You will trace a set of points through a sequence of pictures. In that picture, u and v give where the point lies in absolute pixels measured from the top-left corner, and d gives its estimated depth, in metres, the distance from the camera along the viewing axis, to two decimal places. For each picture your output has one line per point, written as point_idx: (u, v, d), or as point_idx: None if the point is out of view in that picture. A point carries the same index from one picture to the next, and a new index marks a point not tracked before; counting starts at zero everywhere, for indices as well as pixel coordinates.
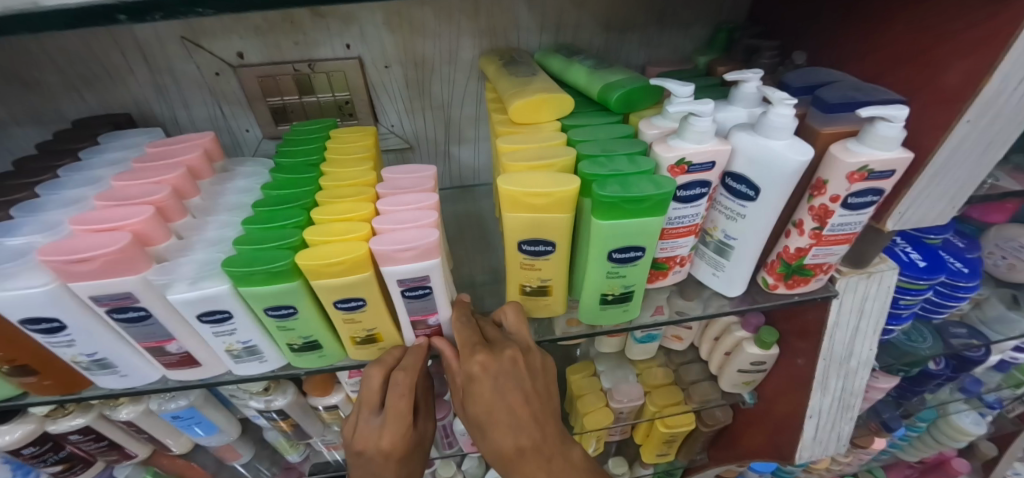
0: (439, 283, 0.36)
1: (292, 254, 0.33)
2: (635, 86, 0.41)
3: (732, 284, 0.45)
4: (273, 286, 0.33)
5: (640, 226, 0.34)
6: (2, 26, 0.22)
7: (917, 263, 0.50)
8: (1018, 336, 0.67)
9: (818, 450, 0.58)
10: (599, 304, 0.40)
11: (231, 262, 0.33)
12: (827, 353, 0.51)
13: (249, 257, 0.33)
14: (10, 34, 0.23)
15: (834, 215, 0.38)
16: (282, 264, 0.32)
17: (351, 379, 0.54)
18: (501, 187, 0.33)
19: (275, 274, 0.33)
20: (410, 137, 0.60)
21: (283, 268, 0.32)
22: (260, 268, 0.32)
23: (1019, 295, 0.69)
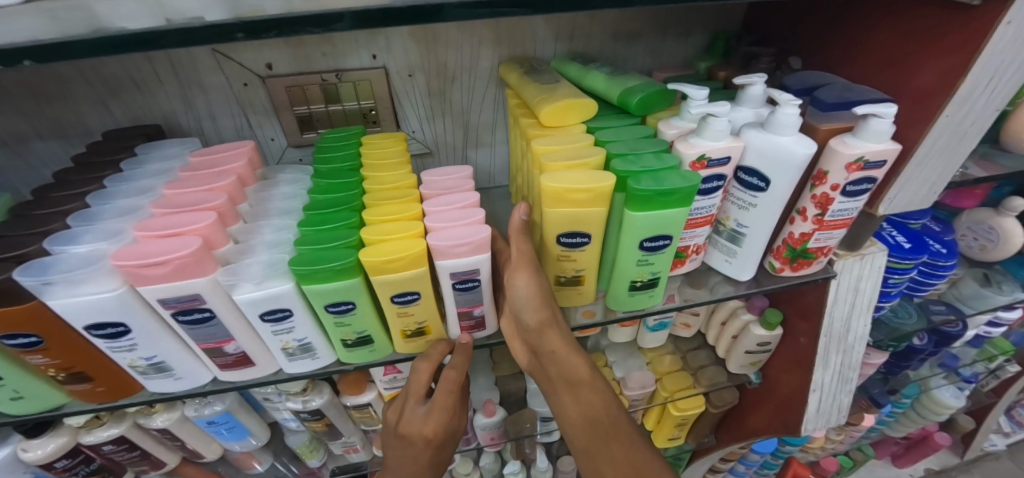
0: (486, 276, 0.39)
1: (353, 252, 0.36)
2: (652, 91, 0.45)
3: (743, 269, 0.49)
4: (336, 282, 0.36)
5: (669, 216, 0.38)
6: (135, 42, 0.26)
7: (903, 245, 0.55)
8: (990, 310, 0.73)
9: (820, 422, 0.62)
10: (628, 291, 0.44)
11: (296, 262, 0.35)
12: (827, 330, 0.55)
13: (314, 256, 0.35)
14: (139, 50, 0.26)
15: (834, 202, 0.42)
16: (346, 262, 0.35)
17: (385, 376, 0.55)
18: (545, 184, 0.37)
19: (339, 271, 0.35)
20: (430, 142, 0.63)
21: (347, 265, 0.35)
22: (326, 266, 0.34)
23: (990, 273, 0.75)
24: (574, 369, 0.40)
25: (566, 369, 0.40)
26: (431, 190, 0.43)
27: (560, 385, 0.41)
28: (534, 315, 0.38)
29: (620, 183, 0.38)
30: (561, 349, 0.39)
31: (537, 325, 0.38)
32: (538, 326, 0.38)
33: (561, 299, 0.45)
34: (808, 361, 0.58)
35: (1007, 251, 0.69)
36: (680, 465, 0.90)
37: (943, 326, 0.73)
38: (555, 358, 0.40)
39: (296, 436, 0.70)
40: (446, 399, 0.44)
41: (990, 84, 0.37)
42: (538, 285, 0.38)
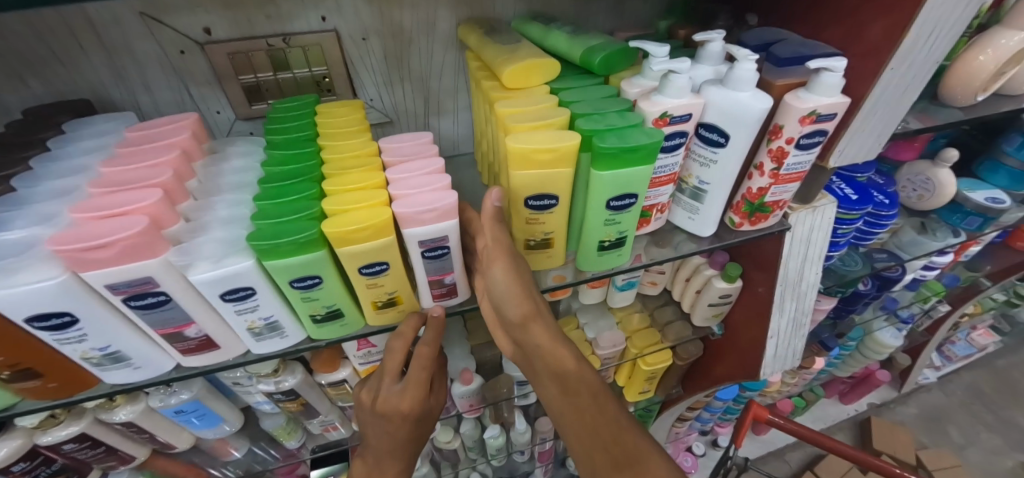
0: (456, 243, 0.38)
1: (316, 224, 0.35)
2: (615, 49, 0.45)
3: (704, 224, 0.51)
4: (300, 256, 0.34)
5: (634, 174, 0.38)
6: None
7: (850, 196, 0.59)
8: (925, 255, 0.79)
9: (777, 364, 0.67)
10: (597, 251, 0.44)
11: (255, 236, 0.34)
12: (782, 280, 0.59)
13: (273, 229, 0.34)
14: None
15: (789, 156, 0.44)
16: (309, 234, 0.34)
17: (358, 352, 0.55)
18: (511, 146, 0.36)
19: (303, 244, 0.34)
20: (390, 111, 0.61)
21: (310, 237, 0.34)
22: (287, 239, 0.33)
23: (925, 222, 0.81)
24: (560, 361, 0.38)
25: (552, 361, 0.38)
26: (393, 158, 0.41)
27: (545, 375, 0.39)
28: (516, 308, 0.37)
29: (585, 143, 0.38)
30: (547, 341, 0.38)
31: (520, 318, 0.38)
32: (521, 318, 0.37)
33: (532, 262, 0.45)
34: (765, 310, 0.62)
35: (941, 200, 0.75)
36: (650, 416, 0.95)
37: (885, 271, 0.79)
38: (540, 350, 0.38)
39: (272, 419, 0.69)
40: (422, 374, 0.44)
41: (931, 36, 0.39)
42: (516, 273, 0.38)
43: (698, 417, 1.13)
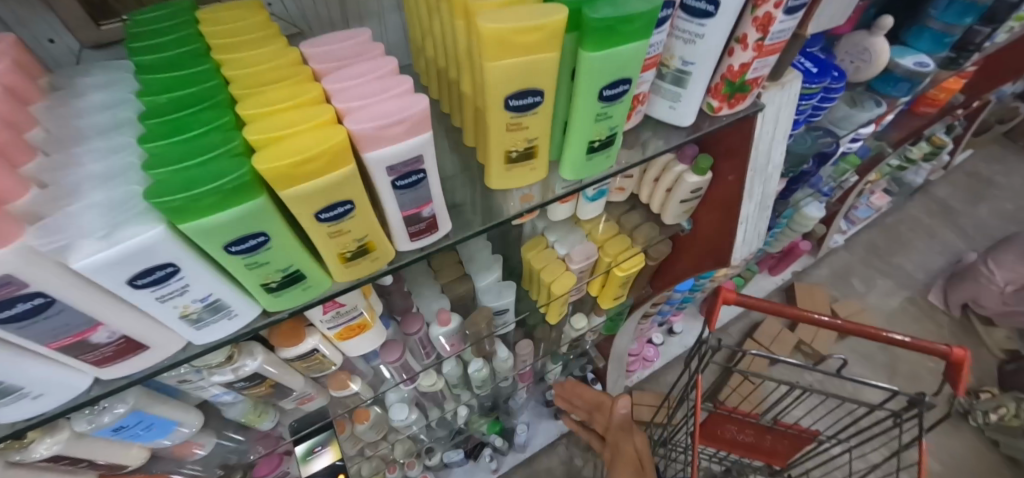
0: (431, 163, 0.31)
1: (245, 161, 0.26)
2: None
3: (685, 113, 0.47)
4: (232, 208, 0.26)
5: (629, 55, 0.32)
6: None
7: (811, 70, 0.58)
8: (855, 127, 0.84)
9: (745, 249, 0.69)
10: (587, 154, 0.40)
11: (159, 192, 0.24)
12: (753, 165, 0.58)
13: (184, 180, 0.24)
14: None
15: (775, 23, 0.40)
16: (241, 174, 0.25)
17: (325, 316, 0.48)
18: (483, 29, 0.28)
19: (233, 191, 0.25)
20: (298, 20, 0.48)
21: (244, 179, 0.25)
22: (209, 188, 0.24)
23: (855, 96, 0.85)
24: None
25: None
26: (324, 65, 0.32)
27: None
28: None
29: (571, 20, 0.31)
30: None
31: None
32: None
33: (514, 177, 0.40)
34: (735, 198, 0.62)
35: (874, 69, 0.77)
36: (620, 320, 0.99)
37: (825, 148, 0.83)
38: None
39: (235, 407, 0.61)
40: None
41: None
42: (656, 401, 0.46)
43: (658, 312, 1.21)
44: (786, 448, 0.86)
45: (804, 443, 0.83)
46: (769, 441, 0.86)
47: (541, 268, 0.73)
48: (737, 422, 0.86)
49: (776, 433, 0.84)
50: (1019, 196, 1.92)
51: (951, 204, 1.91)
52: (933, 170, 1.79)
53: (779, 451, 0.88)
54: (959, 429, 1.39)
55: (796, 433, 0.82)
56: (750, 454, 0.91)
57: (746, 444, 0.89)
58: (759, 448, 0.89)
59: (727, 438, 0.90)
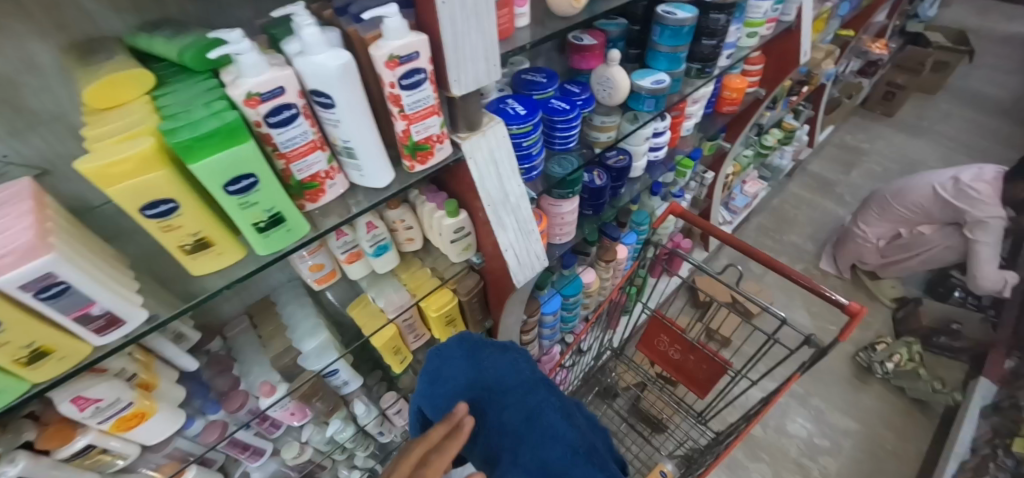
0: (76, 273, 0.38)
1: None
2: (202, 44, 0.44)
3: (377, 175, 0.54)
4: None
5: (239, 158, 0.40)
6: None
7: (518, 113, 0.65)
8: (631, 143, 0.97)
9: (531, 271, 0.76)
10: (259, 234, 0.47)
11: None
12: (489, 200, 0.64)
13: None
14: None
15: (401, 97, 0.48)
16: None
17: (85, 412, 0.51)
18: (79, 167, 0.35)
19: None
20: (37, 161, 0.54)
21: None
22: None
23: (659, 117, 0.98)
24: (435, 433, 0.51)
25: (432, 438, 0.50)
26: None
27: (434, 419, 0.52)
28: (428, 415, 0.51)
29: (171, 146, 0.38)
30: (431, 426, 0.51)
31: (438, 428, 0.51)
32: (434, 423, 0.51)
33: (203, 260, 0.48)
34: (490, 229, 0.68)
35: (612, 104, 0.88)
36: None
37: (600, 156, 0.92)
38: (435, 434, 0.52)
39: None
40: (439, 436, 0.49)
41: None
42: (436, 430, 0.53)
43: (541, 337, 1.24)
44: (704, 375, 0.99)
45: (718, 370, 0.95)
46: (691, 362, 1.00)
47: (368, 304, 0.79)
48: (667, 332, 1.02)
49: (696, 352, 0.98)
50: (887, 159, 2.10)
51: (828, 176, 2.07)
52: (797, 151, 1.93)
53: (698, 376, 1.00)
54: (868, 385, 1.50)
55: (709, 357, 0.95)
56: (674, 371, 1.05)
57: (674, 360, 1.04)
58: (682, 367, 1.03)
59: (661, 349, 1.06)
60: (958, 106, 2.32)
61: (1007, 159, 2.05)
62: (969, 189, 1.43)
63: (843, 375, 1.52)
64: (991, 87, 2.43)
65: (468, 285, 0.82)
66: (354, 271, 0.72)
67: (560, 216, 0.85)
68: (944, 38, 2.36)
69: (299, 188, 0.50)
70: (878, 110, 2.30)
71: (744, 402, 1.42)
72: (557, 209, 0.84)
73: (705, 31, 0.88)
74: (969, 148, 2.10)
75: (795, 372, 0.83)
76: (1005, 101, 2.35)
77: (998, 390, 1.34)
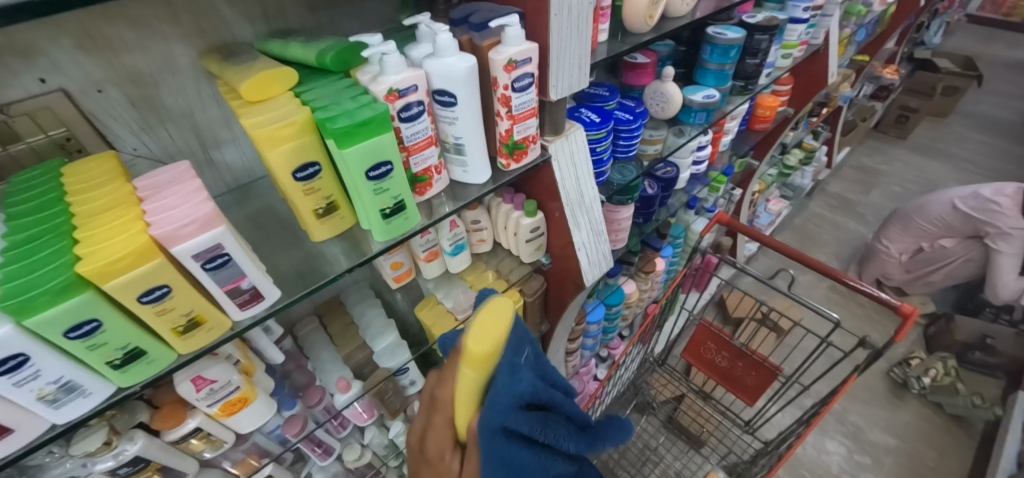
0: (234, 247, 0.42)
1: (71, 268, 0.35)
2: (342, 47, 0.49)
3: (478, 172, 0.58)
4: (63, 305, 0.34)
5: (382, 145, 0.45)
6: None
7: (593, 120, 0.70)
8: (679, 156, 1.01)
9: (598, 270, 0.78)
10: (383, 219, 0.50)
11: (3, 299, 0.32)
12: (567, 200, 0.68)
13: (22, 286, 0.33)
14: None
15: (512, 98, 0.53)
16: (63, 278, 0.34)
17: (199, 392, 0.53)
18: (252, 131, 0.43)
19: (61, 291, 0.34)
20: (161, 156, 0.58)
21: (66, 281, 0.34)
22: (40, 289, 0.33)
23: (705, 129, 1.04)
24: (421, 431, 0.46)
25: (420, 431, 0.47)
26: (144, 195, 0.42)
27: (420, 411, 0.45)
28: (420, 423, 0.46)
29: (330, 133, 0.42)
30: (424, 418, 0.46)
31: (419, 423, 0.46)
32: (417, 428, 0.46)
33: (329, 228, 0.53)
34: (565, 229, 0.71)
35: (663, 118, 0.93)
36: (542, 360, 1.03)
37: (652, 168, 0.96)
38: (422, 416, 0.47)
39: None
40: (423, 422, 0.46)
41: None
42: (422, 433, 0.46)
43: (584, 348, 1.25)
44: (753, 381, 1.00)
45: (768, 376, 0.96)
46: (740, 369, 1.02)
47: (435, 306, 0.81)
48: (715, 340, 1.03)
49: (745, 359, 0.99)
50: (905, 180, 2.15)
51: (848, 196, 2.12)
52: (817, 171, 1.98)
53: (748, 384, 1.01)
54: (905, 401, 1.49)
55: (759, 363, 0.96)
56: (723, 379, 1.06)
57: (722, 368, 1.05)
58: (732, 375, 1.04)
59: (708, 358, 1.07)
60: (971, 129, 2.39)
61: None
62: (993, 202, 1.45)
63: (880, 392, 1.52)
64: (1002, 111, 2.51)
65: (533, 286, 0.84)
66: (429, 270, 0.75)
67: (618, 222, 0.89)
68: (953, 64, 2.45)
69: (412, 181, 0.54)
70: (892, 132, 2.37)
71: (784, 418, 1.41)
72: (616, 215, 0.87)
73: (749, 52, 0.94)
74: (985, 170, 2.16)
75: (851, 374, 0.84)
76: (1017, 125, 2.42)
77: None
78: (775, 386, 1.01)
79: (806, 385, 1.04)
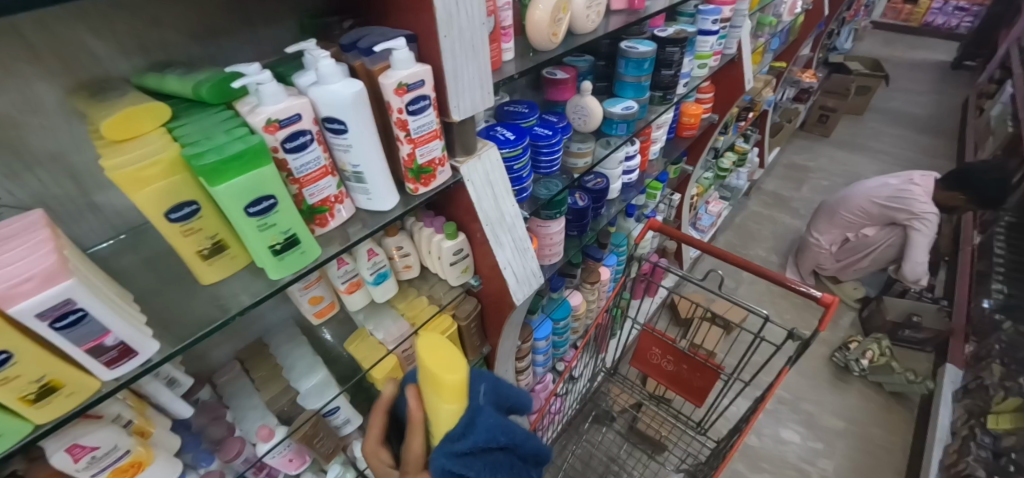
0: (90, 300, 0.38)
1: None
2: (220, 79, 0.46)
3: (383, 198, 0.56)
4: None
5: (260, 179, 0.42)
6: None
7: (507, 138, 0.70)
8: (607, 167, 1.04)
9: (528, 287, 0.77)
10: (274, 256, 0.47)
11: None
12: (486, 219, 0.67)
13: None
14: None
15: (408, 122, 0.52)
16: None
17: (79, 463, 0.47)
18: (112, 174, 0.39)
19: None
20: (32, 204, 0.53)
21: None
22: None
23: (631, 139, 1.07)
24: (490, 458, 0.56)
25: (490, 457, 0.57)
26: None
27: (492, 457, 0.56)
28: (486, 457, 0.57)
29: (197, 170, 0.40)
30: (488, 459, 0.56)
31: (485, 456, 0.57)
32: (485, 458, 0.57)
33: (216, 268, 0.50)
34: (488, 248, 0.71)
35: (586, 132, 0.94)
36: None
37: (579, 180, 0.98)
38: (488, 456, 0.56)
39: None
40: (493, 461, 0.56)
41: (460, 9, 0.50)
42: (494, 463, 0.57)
43: (536, 365, 1.23)
44: (699, 382, 1.01)
45: (712, 375, 0.98)
46: (685, 371, 1.03)
47: (365, 337, 0.77)
48: (659, 345, 1.05)
49: (689, 361, 1.01)
50: (831, 174, 2.30)
51: (782, 193, 2.24)
52: (751, 172, 2.09)
53: (695, 385, 1.03)
54: (849, 384, 1.56)
55: (702, 364, 0.98)
56: (671, 383, 1.07)
57: (669, 372, 1.06)
58: (678, 378, 1.05)
59: (655, 363, 1.08)
60: (884, 124, 2.60)
61: (932, 167, 2.30)
62: (905, 190, 1.61)
63: (825, 377, 1.58)
64: (909, 106, 2.75)
65: (466, 309, 0.83)
66: (352, 302, 0.72)
67: (549, 237, 0.89)
68: (862, 66, 2.68)
69: (309, 213, 0.52)
70: (817, 131, 2.55)
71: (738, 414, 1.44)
72: (546, 230, 0.88)
73: (664, 63, 0.98)
74: (900, 160, 2.34)
75: (785, 366, 0.87)
76: (922, 117, 2.66)
77: (964, 374, 1.44)
78: (720, 385, 1.03)
79: (746, 378, 1.07)
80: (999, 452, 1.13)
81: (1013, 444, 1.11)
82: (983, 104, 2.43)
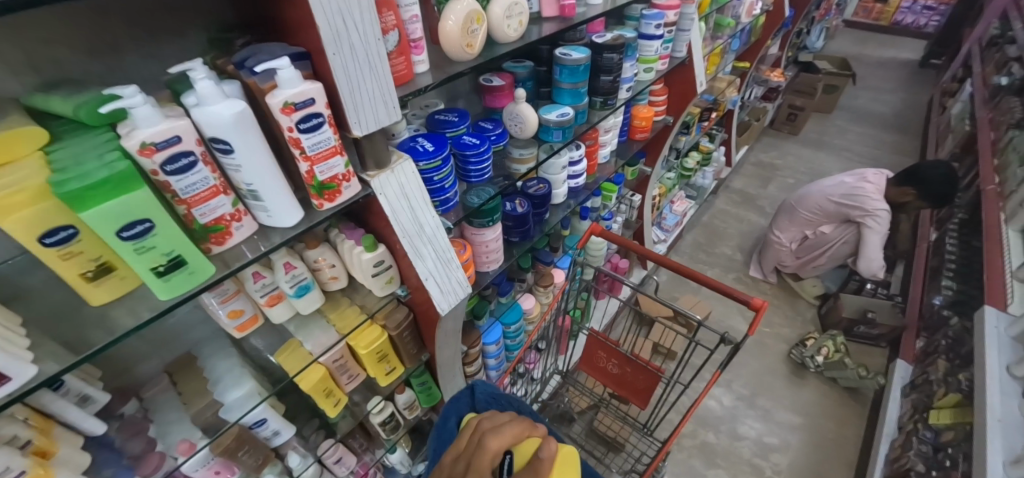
0: None
1: None
2: (98, 101, 0.46)
3: (284, 215, 0.57)
4: None
5: (132, 204, 0.42)
6: None
7: (425, 149, 0.70)
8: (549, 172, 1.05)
9: (455, 297, 0.78)
10: (158, 277, 0.48)
11: None
12: (403, 232, 0.68)
13: None
14: None
15: (301, 140, 0.52)
16: None
17: None
18: None
19: None
20: None
21: None
22: None
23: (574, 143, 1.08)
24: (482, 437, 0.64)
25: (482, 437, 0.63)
26: None
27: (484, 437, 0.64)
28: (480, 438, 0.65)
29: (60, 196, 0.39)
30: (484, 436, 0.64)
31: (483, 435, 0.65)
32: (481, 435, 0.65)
33: (102, 288, 0.50)
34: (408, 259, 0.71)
35: (525, 137, 0.94)
36: (435, 387, 1.01)
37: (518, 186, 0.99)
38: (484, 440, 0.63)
39: None
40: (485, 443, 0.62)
41: (349, 27, 0.50)
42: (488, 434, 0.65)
43: (488, 368, 1.24)
44: (641, 385, 1.03)
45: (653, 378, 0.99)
46: (629, 374, 1.04)
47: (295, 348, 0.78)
48: (605, 348, 1.06)
49: (632, 364, 1.02)
50: (797, 171, 2.33)
51: (749, 191, 2.26)
52: (717, 171, 2.11)
53: (638, 388, 1.04)
54: (805, 380, 1.59)
55: (643, 366, 0.99)
56: (616, 385, 1.08)
57: (614, 375, 1.08)
58: (623, 381, 1.07)
59: (602, 367, 1.09)
60: (851, 122, 2.64)
61: (895, 164, 2.34)
62: (858, 188, 1.63)
63: (782, 374, 1.61)
64: (875, 104, 2.79)
65: (397, 319, 0.83)
66: (274, 314, 0.72)
67: (484, 244, 0.90)
68: (830, 65, 2.71)
69: (203, 232, 0.52)
70: (785, 129, 2.58)
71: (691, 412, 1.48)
72: (481, 237, 0.89)
73: (602, 69, 0.99)
74: (864, 157, 2.38)
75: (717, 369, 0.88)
76: (888, 115, 2.70)
77: (913, 369, 1.47)
78: (663, 388, 1.05)
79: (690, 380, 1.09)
80: (938, 446, 1.16)
81: (950, 438, 1.13)
82: (945, 102, 2.47)
